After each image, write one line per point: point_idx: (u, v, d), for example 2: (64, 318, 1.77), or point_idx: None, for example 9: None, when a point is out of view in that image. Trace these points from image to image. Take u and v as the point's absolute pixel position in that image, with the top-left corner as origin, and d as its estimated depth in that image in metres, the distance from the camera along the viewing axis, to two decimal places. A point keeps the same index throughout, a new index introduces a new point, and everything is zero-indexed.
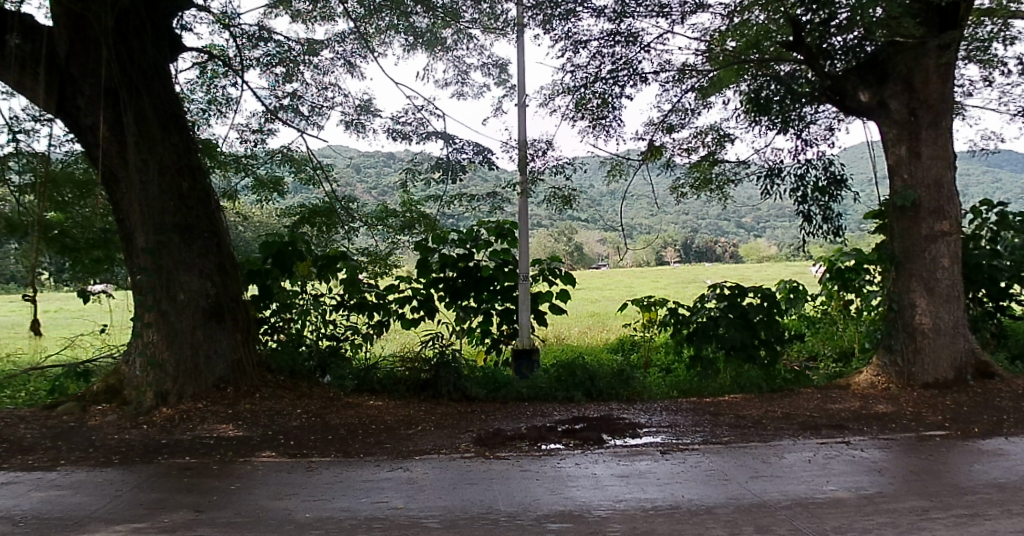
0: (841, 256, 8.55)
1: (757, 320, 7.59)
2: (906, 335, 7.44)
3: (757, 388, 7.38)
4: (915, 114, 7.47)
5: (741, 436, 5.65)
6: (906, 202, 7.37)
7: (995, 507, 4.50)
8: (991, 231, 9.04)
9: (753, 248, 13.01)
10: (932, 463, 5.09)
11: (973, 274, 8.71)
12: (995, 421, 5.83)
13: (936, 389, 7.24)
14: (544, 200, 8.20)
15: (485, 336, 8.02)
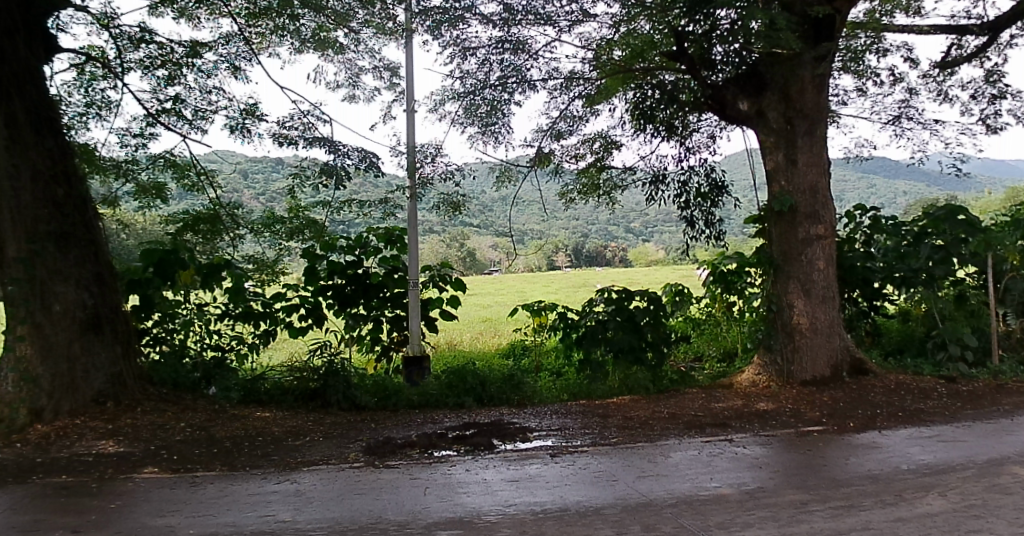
0: (723, 258, 9.08)
1: (645, 323, 7.71)
2: (786, 335, 7.72)
3: (644, 389, 7.54)
4: (792, 123, 7.77)
5: (628, 437, 5.74)
6: (784, 207, 7.61)
7: (869, 498, 4.71)
8: (866, 234, 9.42)
9: (641, 253, 12.94)
10: (810, 458, 5.28)
11: (848, 276, 9.16)
12: (869, 415, 6.10)
13: (813, 387, 7.52)
14: (433, 207, 8.17)
15: (376, 343, 8.25)
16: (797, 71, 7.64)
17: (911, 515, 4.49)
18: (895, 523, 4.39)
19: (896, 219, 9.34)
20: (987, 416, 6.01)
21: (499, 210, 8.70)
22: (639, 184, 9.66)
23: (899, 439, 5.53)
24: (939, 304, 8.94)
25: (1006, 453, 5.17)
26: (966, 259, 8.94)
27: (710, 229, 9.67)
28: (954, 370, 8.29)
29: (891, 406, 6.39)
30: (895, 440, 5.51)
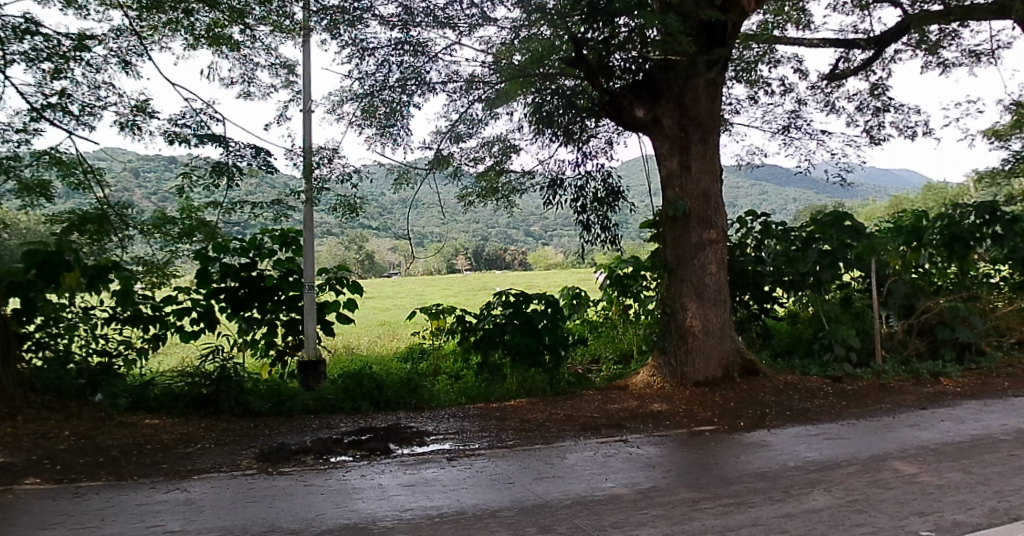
0: (619, 262, 9.62)
1: (542, 326, 7.79)
2: (679, 337, 7.90)
3: (541, 391, 7.45)
4: (686, 131, 7.95)
5: (525, 440, 5.77)
6: (677, 212, 7.83)
7: (759, 494, 4.85)
8: (756, 239, 9.80)
9: (541, 255, 13.56)
10: (703, 456, 5.39)
11: (739, 279, 9.63)
12: (760, 415, 6.29)
13: (705, 387, 7.72)
14: (329, 209, 7.91)
15: (269, 349, 8.34)
16: (690, 78, 7.85)
17: (797, 511, 4.64)
18: (781, 519, 4.54)
19: (786, 224, 9.69)
20: (870, 414, 6.26)
21: (398, 213, 8.53)
22: (538, 189, 9.47)
23: (787, 437, 5.70)
24: (826, 307, 9.26)
25: (887, 449, 5.37)
26: (852, 264, 9.25)
27: (605, 232, 9.69)
28: (840, 370, 8.56)
29: (780, 405, 6.64)
30: (783, 438, 5.67)
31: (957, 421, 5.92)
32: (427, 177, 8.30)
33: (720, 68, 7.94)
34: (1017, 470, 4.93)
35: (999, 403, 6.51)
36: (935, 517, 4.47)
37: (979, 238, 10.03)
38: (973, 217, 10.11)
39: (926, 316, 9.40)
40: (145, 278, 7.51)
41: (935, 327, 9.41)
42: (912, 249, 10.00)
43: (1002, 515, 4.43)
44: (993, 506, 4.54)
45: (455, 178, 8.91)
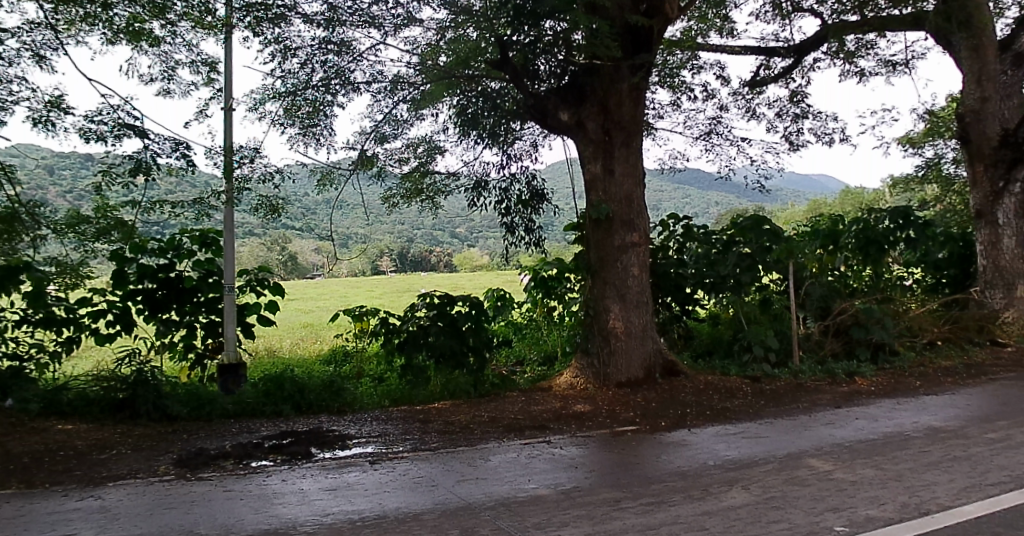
0: (544, 265, 9.87)
1: (466, 329, 7.86)
2: (602, 339, 7.99)
3: (465, 394, 7.45)
4: (609, 135, 8.08)
5: (448, 442, 5.78)
6: (601, 215, 7.96)
7: (679, 493, 4.91)
8: (678, 242, 9.86)
9: (466, 257, 13.08)
10: (625, 456, 5.44)
11: (661, 281, 9.56)
12: (680, 415, 6.41)
13: (627, 388, 7.81)
14: (249, 208, 7.76)
15: (188, 351, 8.32)
16: (614, 83, 8.02)
17: (716, 509, 4.71)
18: (700, 517, 4.62)
19: (706, 228, 9.88)
20: (787, 413, 6.43)
21: (322, 212, 8.24)
22: (461, 191, 9.45)
23: (706, 437, 5.79)
24: (746, 309, 9.55)
25: (804, 447, 5.48)
26: (772, 265, 9.51)
27: (529, 234, 9.67)
28: (760, 369, 8.76)
29: (700, 405, 6.80)
30: (703, 438, 5.76)
31: (869, 419, 6.10)
32: (350, 178, 8.12)
33: (643, 74, 8.12)
34: (926, 465, 5.07)
35: (909, 401, 6.75)
36: (849, 513, 4.57)
37: (894, 240, 11.24)
38: (888, 221, 11.26)
39: (841, 317, 9.60)
40: (59, 279, 7.31)
41: (849, 328, 9.62)
42: (829, 252, 10.74)
43: (912, 509, 4.55)
44: (904, 501, 4.67)
45: (379, 179, 8.85)
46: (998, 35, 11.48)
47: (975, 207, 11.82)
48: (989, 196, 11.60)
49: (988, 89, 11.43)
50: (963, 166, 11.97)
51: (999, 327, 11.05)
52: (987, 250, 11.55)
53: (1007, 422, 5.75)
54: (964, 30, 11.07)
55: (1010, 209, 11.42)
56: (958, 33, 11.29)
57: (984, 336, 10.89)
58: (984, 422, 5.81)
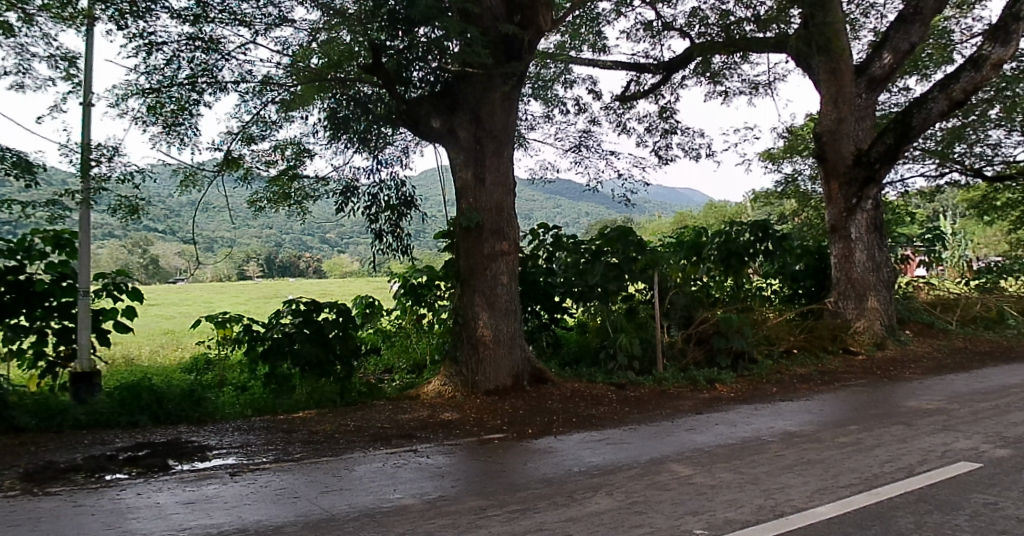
0: (414, 272, 9.49)
1: (333, 336, 7.80)
2: (470, 346, 8.01)
3: (332, 403, 7.35)
4: (480, 142, 8.18)
5: (311, 452, 5.67)
6: (471, 223, 7.98)
7: (543, 500, 4.92)
8: (548, 251, 10.05)
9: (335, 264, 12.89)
10: (492, 464, 5.43)
11: (531, 290, 9.85)
12: (547, 422, 6.46)
13: (495, 395, 7.84)
14: (108, 209, 7.47)
15: (38, 360, 7.78)
16: (487, 92, 8.12)
17: (580, 516, 4.72)
18: (565, 523, 4.65)
19: (576, 237, 10.00)
20: (650, 419, 6.55)
21: (187, 215, 8.37)
22: (330, 194, 9.56)
23: (572, 443, 5.82)
24: (611, 317, 9.49)
25: (668, 452, 5.54)
26: (636, 275, 9.58)
27: (396, 241, 9.93)
28: (624, 377, 8.98)
29: (567, 412, 6.88)
30: (569, 444, 5.78)
31: (729, 424, 6.28)
32: (215, 180, 8.28)
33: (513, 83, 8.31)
34: (781, 469, 5.19)
35: (765, 407, 7.00)
36: (708, 516, 4.67)
37: (753, 252, 11.69)
38: (748, 234, 11.66)
39: (703, 326, 9.78)
40: None
41: (711, 337, 9.75)
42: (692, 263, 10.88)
43: (769, 512, 4.67)
44: (760, 504, 4.78)
45: (245, 182, 8.69)
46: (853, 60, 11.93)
47: (830, 221, 12.31)
48: (843, 212, 12.09)
49: (844, 112, 11.90)
50: (820, 183, 12.41)
51: (852, 336, 11.54)
52: (841, 263, 12.05)
53: (856, 426, 6.01)
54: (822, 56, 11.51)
55: (862, 225, 12.00)
56: (818, 57, 11.69)
57: (838, 345, 11.32)
58: (835, 427, 6.05)
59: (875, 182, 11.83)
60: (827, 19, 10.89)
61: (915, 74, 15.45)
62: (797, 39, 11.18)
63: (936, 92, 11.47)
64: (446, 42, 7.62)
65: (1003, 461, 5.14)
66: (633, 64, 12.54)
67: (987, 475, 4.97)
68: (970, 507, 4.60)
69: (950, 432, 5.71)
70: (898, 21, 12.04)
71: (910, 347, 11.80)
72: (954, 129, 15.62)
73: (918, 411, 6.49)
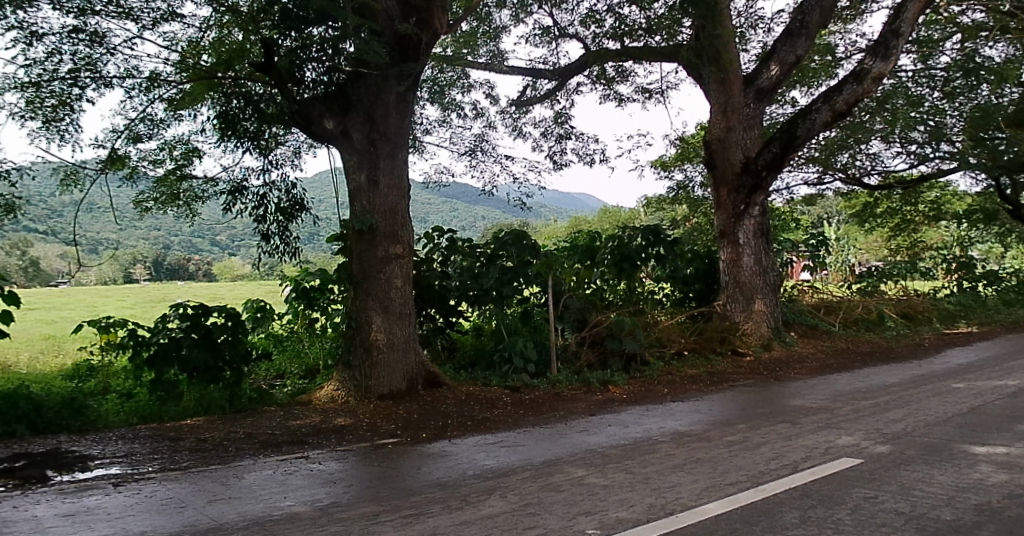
0: (307, 275, 9.64)
1: (221, 341, 7.54)
2: (363, 351, 7.98)
3: (220, 409, 7.29)
4: (374, 144, 8.19)
5: (200, 460, 5.54)
6: (365, 226, 7.98)
7: (436, 504, 4.88)
8: (443, 254, 9.78)
9: (227, 268, 12.90)
10: (384, 469, 5.36)
11: (424, 293, 9.46)
12: (442, 426, 6.47)
13: (389, 400, 7.86)
14: None
15: None
16: (381, 93, 8.16)
17: (473, 519, 4.69)
18: (458, 527, 4.61)
19: (471, 241, 9.98)
20: (543, 422, 6.61)
21: (68, 215, 8.00)
22: (218, 195, 9.48)
23: (466, 447, 5.80)
24: (506, 320, 9.80)
25: (562, 454, 5.55)
26: (531, 279, 9.86)
27: (285, 244, 9.48)
28: (518, 380, 9.04)
29: (462, 416, 6.89)
30: (463, 448, 5.77)
31: (621, 425, 6.36)
32: (96, 178, 8.29)
33: (409, 86, 8.34)
34: (672, 468, 5.27)
35: (656, 408, 7.13)
36: (600, 516, 4.71)
37: (645, 257, 11.68)
38: (639, 238, 11.76)
39: (597, 330, 10.08)
40: None
41: (605, 339, 10.05)
42: (586, 267, 10.90)
43: (659, 511, 4.73)
44: (651, 502, 4.84)
45: (131, 181, 8.93)
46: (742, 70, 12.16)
47: (719, 227, 12.58)
48: (731, 218, 12.39)
49: (732, 121, 12.18)
50: (710, 190, 12.71)
51: (740, 338, 11.90)
52: (729, 267, 12.36)
53: (744, 425, 6.16)
54: (712, 67, 11.68)
55: (750, 231, 12.33)
56: (710, 67, 11.71)
57: (727, 347, 11.69)
58: (724, 426, 6.19)
59: (761, 190, 12.20)
60: (719, 32, 10.91)
61: (800, 86, 16.29)
62: (688, 50, 11.39)
63: (820, 104, 11.78)
64: (342, 42, 7.48)
65: (882, 457, 5.35)
66: (530, 70, 12.65)
67: (867, 470, 5.17)
68: (851, 501, 4.76)
69: (833, 430, 5.92)
70: (785, 35, 12.42)
71: (795, 348, 12.25)
72: (837, 139, 16.62)
73: (802, 410, 6.71)
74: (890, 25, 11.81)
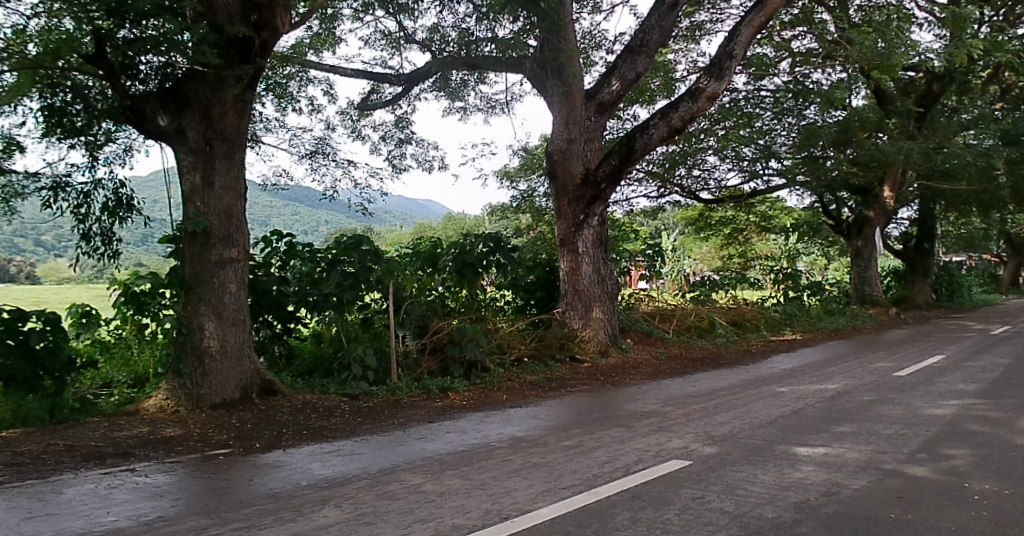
0: (136, 279, 9.18)
1: (40, 348, 7.22)
2: (194, 359, 7.85)
3: (40, 420, 7.05)
4: (209, 144, 8.09)
5: (15, 475, 5.25)
6: (198, 229, 7.87)
7: (269, 515, 4.75)
8: (281, 259, 9.78)
9: (49, 270, 11.93)
10: (215, 481, 5.24)
11: (262, 299, 9.39)
12: (276, 435, 6.41)
13: (221, 409, 7.80)
14: None
15: None
16: (218, 92, 8.04)
17: (304, 528, 4.58)
18: None
19: (311, 245, 9.95)
20: (381, 430, 6.66)
21: None
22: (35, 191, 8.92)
23: (302, 457, 5.75)
24: (346, 326, 9.75)
25: (399, 462, 5.56)
26: (372, 285, 9.87)
27: (106, 245, 9.23)
28: (357, 388, 9.06)
29: (298, 425, 6.91)
30: (298, 458, 5.71)
31: (459, 432, 6.45)
32: None
33: (247, 85, 8.28)
34: (509, 473, 5.35)
35: (494, 414, 7.31)
36: (435, 523, 4.68)
37: (486, 265, 11.64)
38: (480, 246, 11.63)
39: (437, 337, 10.20)
40: None
41: (445, 347, 10.20)
42: (427, 274, 10.99)
43: (494, 516, 4.75)
44: (487, 508, 4.86)
45: None
46: (584, 85, 12.44)
47: (560, 236, 12.75)
48: (571, 227, 12.61)
49: (574, 133, 12.45)
50: (551, 200, 12.87)
51: (577, 345, 12.30)
52: (569, 276, 12.62)
53: (580, 429, 6.37)
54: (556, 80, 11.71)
55: (588, 240, 12.63)
56: (552, 80, 11.91)
57: (565, 353, 12.08)
58: (560, 431, 6.38)
59: (600, 200, 12.58)
60: (562, 46, 11.21)
61: (642, 102, 17.58)
62: (533, 61, 11.46)
63: (657, 119, 12.36)
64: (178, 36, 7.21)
65: (709, 458, 5.61)
66: (374, 73, 12.58)
67: (695, 471, 5.40)
68: (679, 502, 4.92)
69: (664, 433, 6.16)
70: (627, 51, 12.80)
71: (629, 353, 12.88)
72: (673, 154, 18.48)
73: (635, 414, 6.99)
74: (725, 48, 12.62)
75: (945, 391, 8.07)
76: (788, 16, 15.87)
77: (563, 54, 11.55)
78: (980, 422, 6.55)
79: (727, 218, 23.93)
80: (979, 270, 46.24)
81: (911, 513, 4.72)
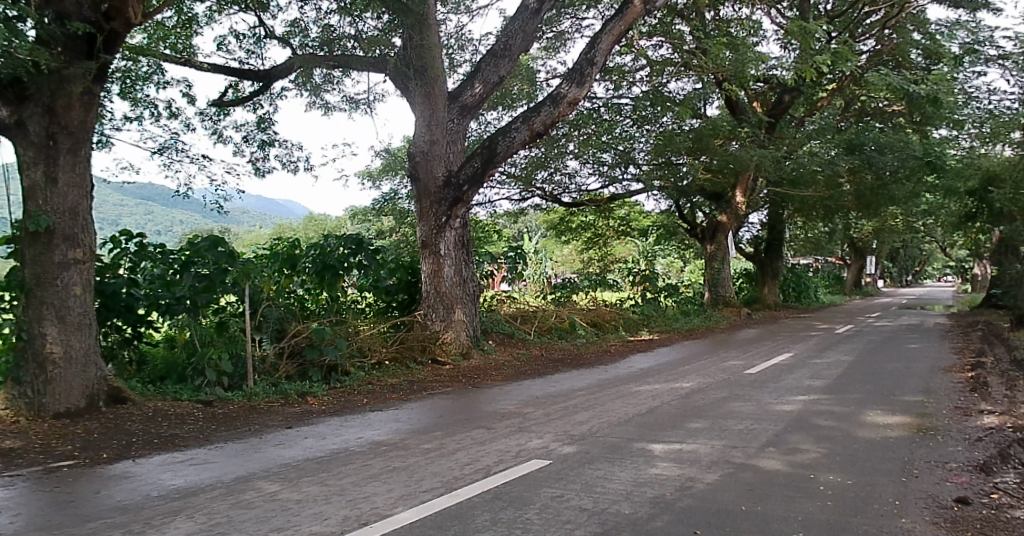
0: None
1: None
2: (35, 366, 7.55)
3: None
4: (54, 139, 7.81)
5: None
6: (39, 226, 7.58)
7: (116, 529, 4.51)
8: (131, 261, 9.57)
9: None
10: (57, 496, 5.00)
11: (110, 302, 9.17)
12: (123, 444, 6.28)
13: (66, 418, 7.56)
14: None
15: None
16: (64, 85, 7.75)
17: None
18: None
19: (163, 247, 9.71)
20: (237, 437, 6.56)
21: None
22: None
23: (152, 466, 5.62)
24: (199, 330, 9.54)
25: (255, 471, 5.48)
26: (228, 288, 9.76)
27: None
28: (211, 394, 8.87)
29: (148, 433, 6.72)
30: (148, 468, 5.56)
31: (318, 438, 6.45)
32: None
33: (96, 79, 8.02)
34: (368, 478, 5.36)
35: (353, 418, 7.31)
36: (292, 531, 4.51)
37: (346, 266, 11.93)
38: (342, 247, 11.93)
39: (296, 339, 10.31)
40: None
41: (304, 349, 10.30)
42: (285, 276, 10.93)
43: (353, 521, 4.63)
44: (346, 514, 4.76)
45: None
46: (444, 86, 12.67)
47: (421, 237, 12.76)
48: (433, 228, 12.64)
49: (436, 134, 12.61)
50: (414, 201, 12.87)
51: (438, 346, 12.36)
52: (430, 278, 12.65)
53: (439, 433, 6.45)
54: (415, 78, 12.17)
55: (450, 242, 12.71)
56: (413, 80, 12.24)
57: (427, 355, 12.12)
58: (419, 434, 6.45)
59: (463, 203, 12.60)
60: (424, 42, 11.83)
61: (504, 105, 18.10)
62: (394, 61, 11.86)
63: (519, 123, 12.53)
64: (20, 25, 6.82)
65: (568, 458, 5.77)
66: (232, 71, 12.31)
67: (554, 470, 5.55)
68: (538, 501, 4.98)
69: (525, 434, 6.30)
70: (490, 54, 12.97)
71: (492, 355, 13.08)
72: (536, 159, 19.08)
73: (494, 416, 7.13)
74: (586, 55, 12.85)
75: (793, 387, 8.57)
76: (646, 27, 16.47)
77: (424, 53, 12.03)
78: (826, 417, 6.96)
79: (587, 223, 24.94)
80: (828, 274, 49.78)
81: (759, 504, 4.94)
